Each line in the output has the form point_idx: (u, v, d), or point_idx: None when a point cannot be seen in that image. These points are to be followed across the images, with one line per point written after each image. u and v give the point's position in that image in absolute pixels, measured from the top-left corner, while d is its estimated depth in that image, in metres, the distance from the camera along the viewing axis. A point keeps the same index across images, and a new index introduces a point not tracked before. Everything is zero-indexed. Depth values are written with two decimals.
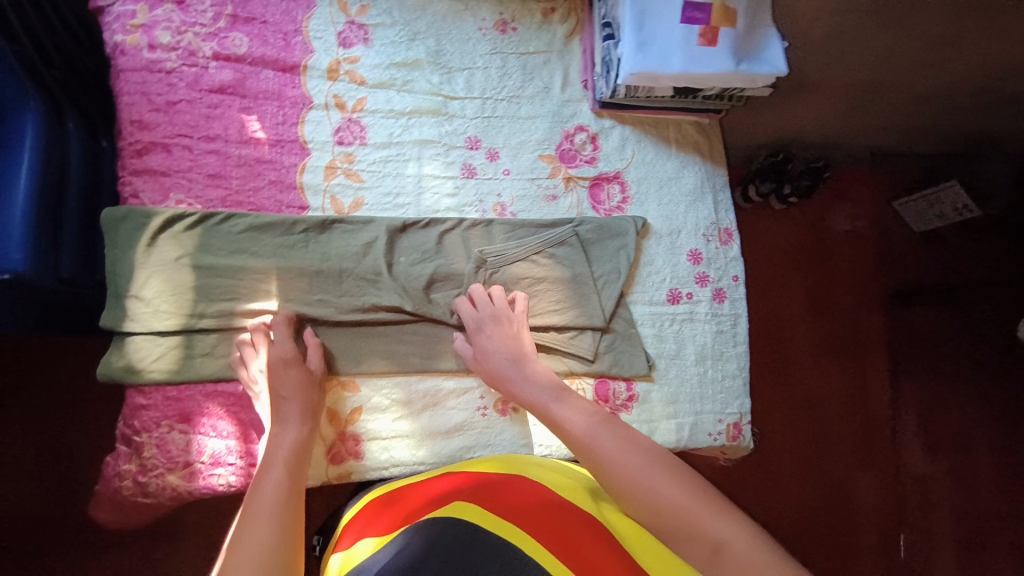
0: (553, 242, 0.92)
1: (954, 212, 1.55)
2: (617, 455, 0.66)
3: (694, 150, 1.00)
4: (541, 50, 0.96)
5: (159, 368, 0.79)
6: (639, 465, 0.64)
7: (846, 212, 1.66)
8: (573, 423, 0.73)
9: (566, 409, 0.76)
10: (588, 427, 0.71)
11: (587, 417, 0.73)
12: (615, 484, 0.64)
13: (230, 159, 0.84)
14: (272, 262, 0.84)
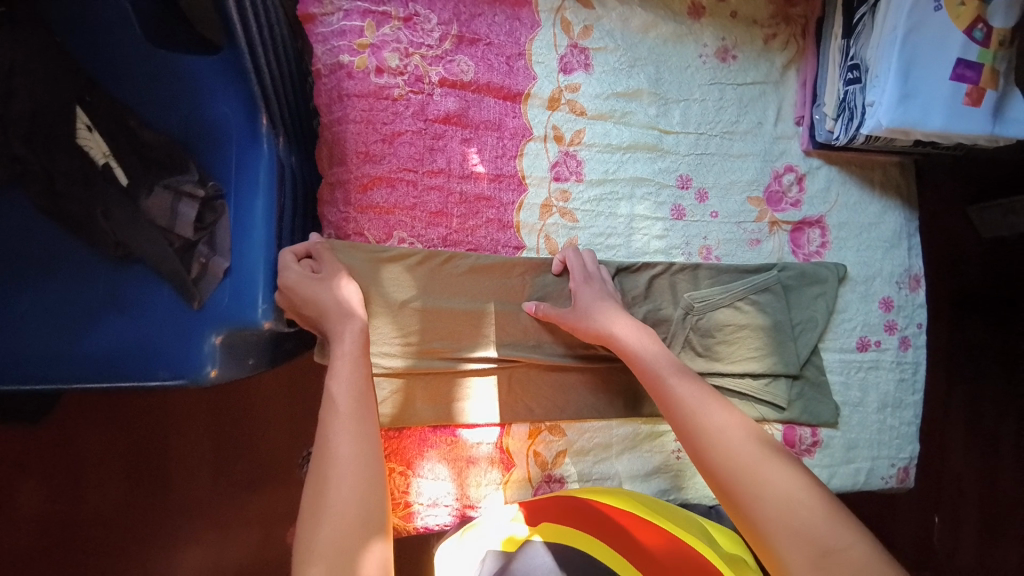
0: (757, 288, 0.90)
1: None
2: (750, 451, 0.63)
3: (894, 195, 0.97)
4: (758, 80, 0.90)
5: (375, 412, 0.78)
6: (776, 469, 0.62)
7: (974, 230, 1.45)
8: (690, 404, 0.69)
9: (685, 388, 0.70)
10: (720, 419, 0.67)
11: (716, 408, 0.68)
12: (752, 477, 0.61)
13: (452, 195, 0.80)
14: (489, 303, 0.81)
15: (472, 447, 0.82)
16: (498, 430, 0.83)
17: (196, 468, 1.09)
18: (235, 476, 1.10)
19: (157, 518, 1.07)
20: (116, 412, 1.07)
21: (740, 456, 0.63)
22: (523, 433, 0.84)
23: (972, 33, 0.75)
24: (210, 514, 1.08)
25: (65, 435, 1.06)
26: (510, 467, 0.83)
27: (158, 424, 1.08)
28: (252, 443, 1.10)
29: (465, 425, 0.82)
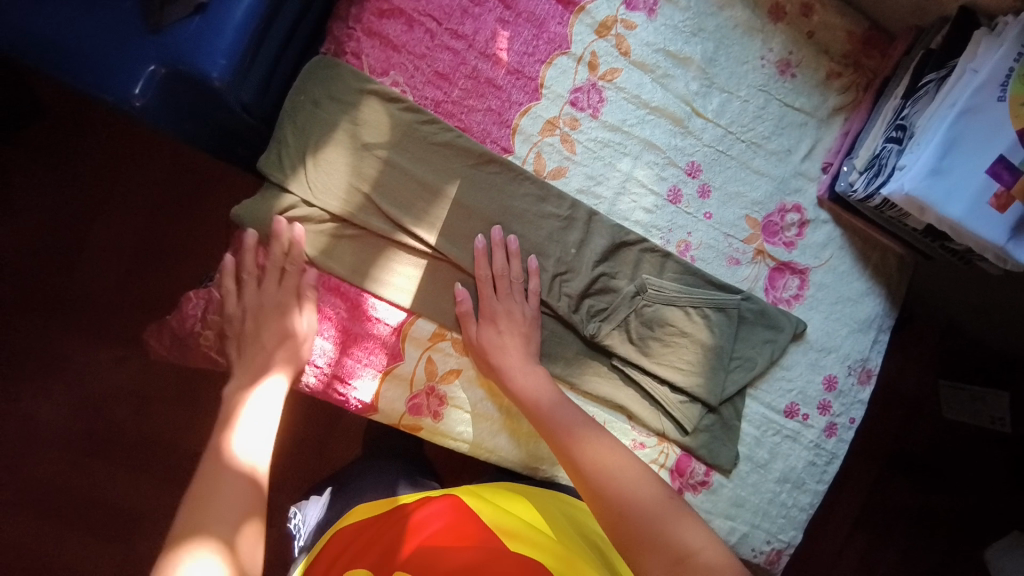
0: (714, 304, 0.86)
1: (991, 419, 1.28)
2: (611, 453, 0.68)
3: (883, 284, 0.94)
4: (805, 109, 0.87)
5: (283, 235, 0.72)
6: (627, 469, 0.66)
7: None
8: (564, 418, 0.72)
9: (561, 409, 0.73)
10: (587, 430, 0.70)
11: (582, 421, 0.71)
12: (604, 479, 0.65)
13: (465, 65, 0.76)
14: (452, 187, 0.76)
15: (369, 322, 0.76)
16: (403, 318, 0.77)
17: (102, 265, 1.07)
18: (131, 293, 1.07)
19: (77, 265, 1.07)
20: (79, 150, 1.09)
21: (605, 461, 0.67)
22: (425, 331, 0.77)
23: None
24: (125, 286, 1.07)
25: (27, 151, 1.08)
26: (396, 359, 0.76)
27: (115, 178, 1.09)
28: (189, 233, 1.09)
29: (374, 294, 0.76)
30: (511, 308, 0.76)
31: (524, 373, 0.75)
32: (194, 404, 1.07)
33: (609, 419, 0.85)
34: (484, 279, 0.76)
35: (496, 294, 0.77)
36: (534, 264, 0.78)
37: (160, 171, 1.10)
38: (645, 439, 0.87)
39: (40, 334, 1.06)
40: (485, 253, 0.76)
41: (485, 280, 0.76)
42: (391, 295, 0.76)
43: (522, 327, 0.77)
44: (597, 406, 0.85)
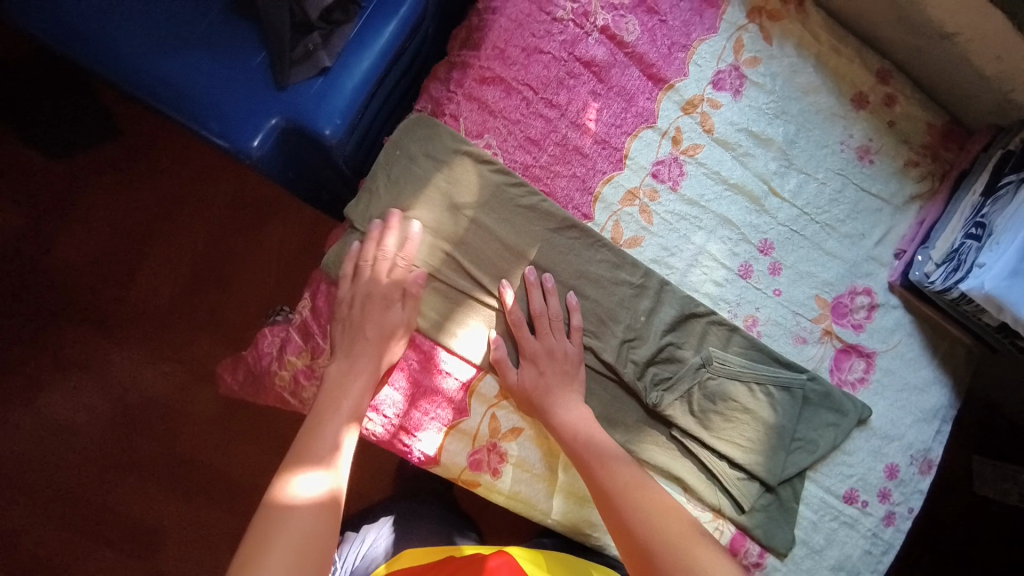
0: (779, 382, 0.85)
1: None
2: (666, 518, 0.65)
3: (950, 375, 0.92)
4: (881, 196, 0.88)
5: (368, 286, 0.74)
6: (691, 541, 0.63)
7: None
8: (618, 475, 0.68)
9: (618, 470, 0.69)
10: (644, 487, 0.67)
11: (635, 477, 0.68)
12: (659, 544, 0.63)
13: (555, 133, 0.78)
14: (531, 249, 0.77)
15: (437, 374, 0.77)
16: (472, 373, 0.78)
17: (160, 281, 1.11)
18: (185, 313, 1.10)
19: (140, 273, 1.11)
20: (159, 169, 1.14)
21: (665, 526, 0.65)
22: (491, 388, 0.78)
23: None
24: (183, 298, 1.10)
25: (107, 166, 1.13)
26: (461, 415, 0.77)
27: (188, 194, 1.14)
28: (247, 262, 1.12)
29: (445, 347, 0.77)
30: (553, 346, 0.76)
31: (579, 427, 0.73)
32: (234, 424, 1.08)
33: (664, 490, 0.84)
34: (521, 317, 0.76)
35: (535, 335, 0.76)
36: (573, 301, 0.78)
37: (232, 196, 1.14)
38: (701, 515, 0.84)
39: (95, 345, 1.09)
40: (525, 293, 0.77)
41: (521, 320, 0.76)
42: (461, 348, 0.77)
43: (566, 365, 0.76)
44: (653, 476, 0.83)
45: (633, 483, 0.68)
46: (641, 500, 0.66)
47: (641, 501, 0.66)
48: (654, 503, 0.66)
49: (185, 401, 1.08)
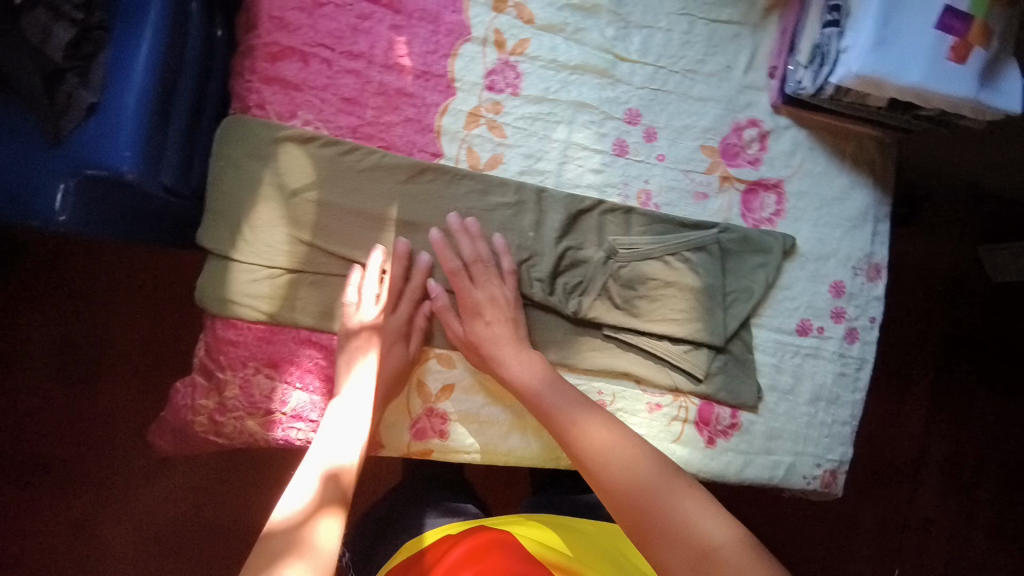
0: (692, 245, 0.83)
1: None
2: (648, 474, 0.62)
3: (867, 173, 0.88)
4: (733, 20, 0.82)
5: (246, 309, 0.73)
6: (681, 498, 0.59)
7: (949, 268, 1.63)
8: (591, 429, 0.68)
9: (558, 399, 0.72)
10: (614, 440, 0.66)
11: (606, 428, 0.68)
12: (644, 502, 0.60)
13: (370, 84, 0.74)
14: (391, 209, 0.75)
15: None
16: None
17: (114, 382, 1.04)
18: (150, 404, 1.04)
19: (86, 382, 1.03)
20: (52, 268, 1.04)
21: (647, 478, 0.62)
22: None
23: None
24: (142, 391, 1.04)
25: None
26: None
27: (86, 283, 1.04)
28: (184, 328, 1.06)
29: None
30: (480, 297, 0.75)
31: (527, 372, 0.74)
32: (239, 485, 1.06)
33: (617, 390, 0.83)
34: (415, 286, 0.76)
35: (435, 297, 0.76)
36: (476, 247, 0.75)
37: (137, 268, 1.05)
38: (659, 399, 0.85)
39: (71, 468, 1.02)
40: (447, 244, 0.75)
41: (411, 291, 0.76)
42: None
43: (510, 310, 0.75)
44: (600, 379, 0.83)
45: (606, 434, 0.67)
46: (621, 456, 0.65)
47: (621, 458, 0.65)
48: (637, 458, 0.64)
49: (172, 490, 1.04)
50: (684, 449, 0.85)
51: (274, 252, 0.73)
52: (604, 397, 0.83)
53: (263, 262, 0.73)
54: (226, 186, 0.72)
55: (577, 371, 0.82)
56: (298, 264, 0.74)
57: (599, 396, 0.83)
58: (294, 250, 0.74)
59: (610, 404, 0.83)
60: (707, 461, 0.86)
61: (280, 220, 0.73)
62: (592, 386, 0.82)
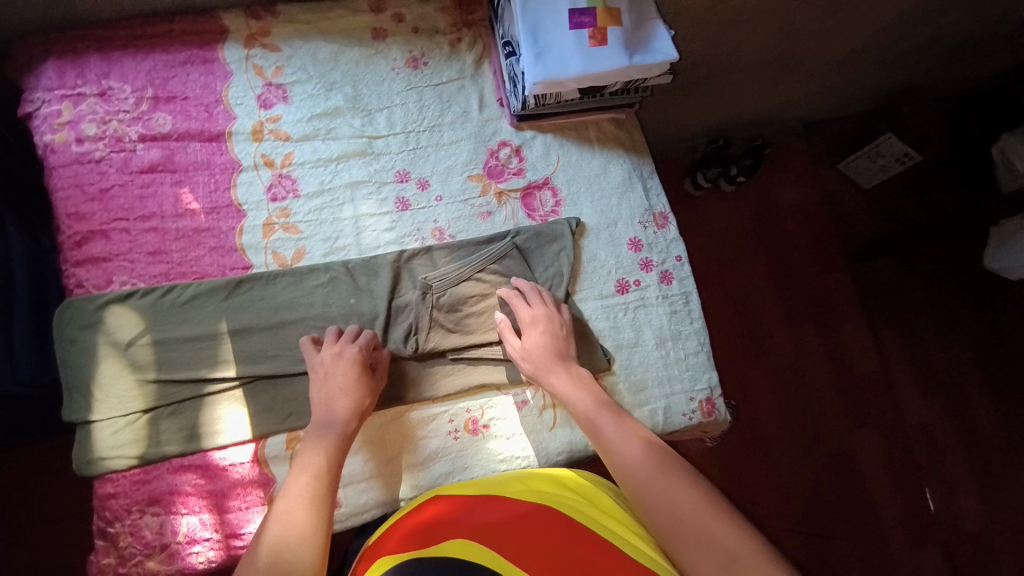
0: (495, 257, 0.94)
1: (893, 163, 1.87)
2: (673, 481, 0.72)
3: (616, 146, 1.05)
4: (453, 78, 1.01)
5: (114, 459, 0.80)
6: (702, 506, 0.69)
7: (791, 194, 1.91)
8: (627, 442, 0.79)
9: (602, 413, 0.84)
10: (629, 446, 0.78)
11: (629, 437, 0.80)
12: (666, 503, 0.70)
13: (169, 233, 0.86)
14: (221, 324, 0.85)
15: (226, 472, 0.82)
16: (253, 447, 0.84)
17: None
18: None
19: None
20: None
21: (671, 485, 0.72)
22: (279, 445, 0.84)
23: None
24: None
25: None
26: (270, 484, 0.82)
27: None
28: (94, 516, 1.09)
29: (216, 448, 0.82)
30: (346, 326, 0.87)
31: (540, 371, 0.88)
32: None
33: (483, 401, 0.92)
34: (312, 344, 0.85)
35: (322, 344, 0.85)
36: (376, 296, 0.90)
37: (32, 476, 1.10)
38: (523, 396, 0.93)
39: None
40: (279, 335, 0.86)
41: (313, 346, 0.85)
42: (228, 435, 0.83)
43: (559, 326, 0.91)
44: (464, 399, 0.92)
45: (654, 453, 0.77)
46: (651, 467, 0.75)
47: (650, 468, 0.75)
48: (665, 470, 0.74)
49: None
50: (564, 431, 0.93)
51: (127, 399, 0.81)
52: (474, 411, 0.92)
53: (120, 412, 0.81)
54: (68, 362, 0.82)
55: (440, 399, 0.91)
56: (153, 402, 0.82)
57: (469, 412, 0.91)
58: (144, 391, 0.82)
59: (481, 417, 0.92)
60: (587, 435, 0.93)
61: (124, 371, 0.82)
62: (459, 407, 0.91)
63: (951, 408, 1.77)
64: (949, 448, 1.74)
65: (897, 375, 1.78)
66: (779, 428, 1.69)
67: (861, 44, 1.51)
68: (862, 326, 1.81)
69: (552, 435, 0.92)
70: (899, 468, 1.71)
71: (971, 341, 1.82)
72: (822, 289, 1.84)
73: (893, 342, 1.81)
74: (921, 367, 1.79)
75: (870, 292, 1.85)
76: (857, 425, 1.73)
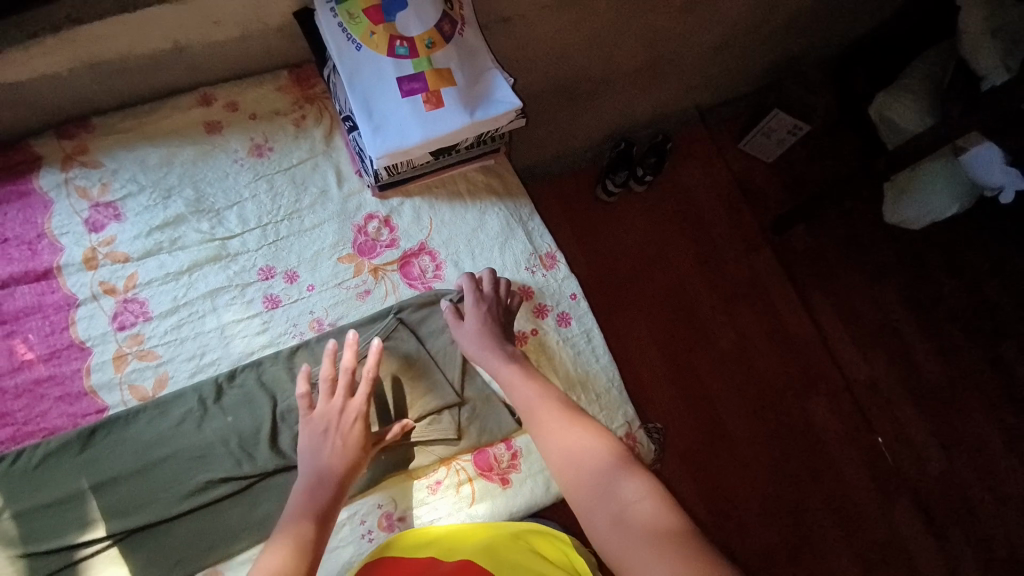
0: (380, 337, 0.88)
1: (790, 135, 1.75)
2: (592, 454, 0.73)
3: (488, 193, 1.02)
4: (306, 158, 0.96)
5: None
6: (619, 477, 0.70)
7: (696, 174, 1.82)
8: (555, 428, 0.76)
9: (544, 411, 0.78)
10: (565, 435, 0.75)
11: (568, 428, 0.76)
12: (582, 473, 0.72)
13: (6, 392, 0.78)
14: (80, 481, 0.76)
15: None
16: None
17: None
18: None
19: None
20: None
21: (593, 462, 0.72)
22: None
23: (396, 52, 0.85)
24: None
25: None
26: None
27: None
28: None
29: None
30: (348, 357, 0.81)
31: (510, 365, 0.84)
32: None
33: (394, 493, 0.86)
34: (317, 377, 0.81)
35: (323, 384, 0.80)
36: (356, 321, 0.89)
37: None
38: (436, 477, 0.87)
39: None
40: (150, 476, 0.78)
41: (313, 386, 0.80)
42: None
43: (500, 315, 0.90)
44: (371, 496, 0.85)
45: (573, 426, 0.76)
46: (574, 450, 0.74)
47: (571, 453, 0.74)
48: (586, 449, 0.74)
49: None
50: (484, 505, 0.87)
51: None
52: (387, 505, 0.85)
53: None
54: None
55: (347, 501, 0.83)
56: None
57: (381, 508, 0.85)
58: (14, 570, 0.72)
59: (395, 510, 0.85)
60: (510, 502, 0.88)
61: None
62: (369, 505, 0.84)
63: (892, 358, 1.71)
64: (908, 420, 1.66)
65: (837, 342, 1.71)
66: (732, 421, 1.60)
67: (726, 33, 1.48)
68: (795, 301, 1.73)
69: (473, 513, 0.87)
70: (864, 449, 1.62)
71: (898, 293, 1.76)
72: (749, 267, 1.75)
73: (826, 308, 1.74)
74: (860, 330, 1.72)
75: (794, 263, 1.77)
76: (822, 414, 1.64)
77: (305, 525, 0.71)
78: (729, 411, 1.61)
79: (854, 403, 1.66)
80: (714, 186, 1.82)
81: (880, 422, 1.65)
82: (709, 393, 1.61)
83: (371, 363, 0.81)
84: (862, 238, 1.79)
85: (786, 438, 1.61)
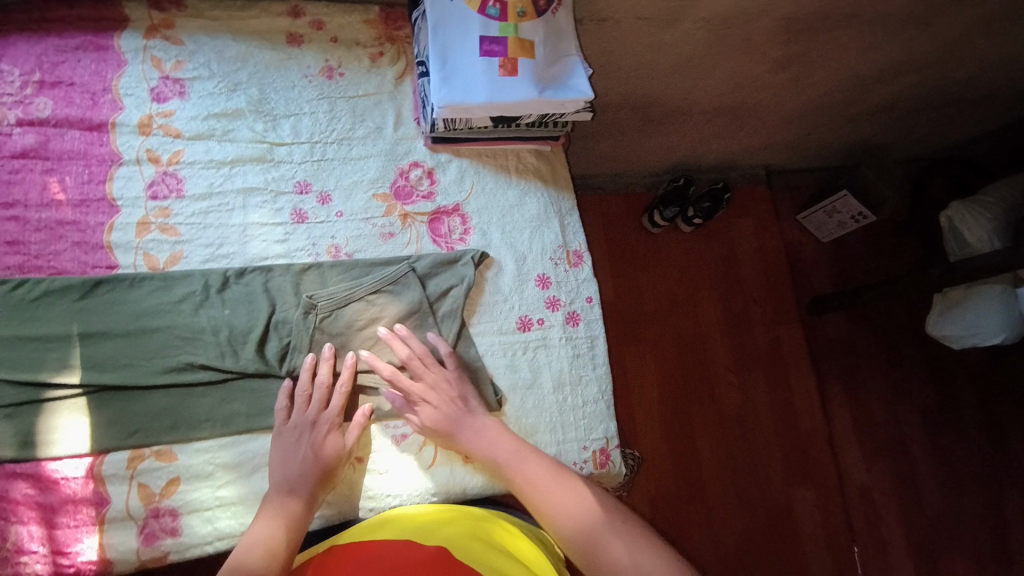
0: (390, 280, 0.88)
1: (851, 220, 1.69)
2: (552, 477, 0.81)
3: (535, 177, 1.01)
4: (371, 92, 0.98)
5: None
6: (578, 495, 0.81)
7: (749, 232, 1.78)
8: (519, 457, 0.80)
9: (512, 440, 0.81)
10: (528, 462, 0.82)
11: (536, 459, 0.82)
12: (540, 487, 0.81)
13: (29, 223, 0.81)
14: (71, 326, 0.78)
15: (58, 486, 0.74)
16: (89, 462, 0.76)
17: None
18: None
19: None
20: None
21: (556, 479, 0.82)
22: (119, 462, 0.76)
23: (487, 12, 0.85)
24: None
25: None
26: (105, 504, 0.74)
27: None
28: None
29: (51, 458, 0.75)
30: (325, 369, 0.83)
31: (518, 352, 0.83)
32: None
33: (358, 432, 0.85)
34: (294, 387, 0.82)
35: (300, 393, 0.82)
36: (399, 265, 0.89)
37: None
38: (403, 429, 0.86)
39: None
40: (136, 342, 0.80)
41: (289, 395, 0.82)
42: (62, 447, 0.75)
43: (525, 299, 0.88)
44: None
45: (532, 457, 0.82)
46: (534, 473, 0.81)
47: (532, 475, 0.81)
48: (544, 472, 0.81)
49: None
50: (443, 471, 0.85)
51: None
52: None
53: None
54: None
55: None
56: None
57: None
58: None
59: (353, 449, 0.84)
60: (468, 477, 0.86)
61: None
62: None
63: (895, 474, 1.63)
64: (893, 547, 1.57)
65: (840, 442, 1.64)
66: (712, 484, 1.55)
67: (818, 101, 1.43)
68: (812, 392, 1.66)
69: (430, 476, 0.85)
70: (840, 555, 1.54)
71: (918, 410, 1.68)
72: (772, 340, 1.69)
73: (840, 401, 1.67)
74: (870, 436, 1.65)
75: (820, 348, 1.70)
76: (806, 512, 1.57)
77: (285, 521, 0.75)
78: (711, 474, 1.55)
79: (845, 511, 1.58)
80: (763, 249, 1.77)
81: (863, 535, 1.57)
82: (696, 451, 1.56)
83: (348, 376, 0.84)
84: (897, 344, 1.72)
85: (761, 524, 1.54)
